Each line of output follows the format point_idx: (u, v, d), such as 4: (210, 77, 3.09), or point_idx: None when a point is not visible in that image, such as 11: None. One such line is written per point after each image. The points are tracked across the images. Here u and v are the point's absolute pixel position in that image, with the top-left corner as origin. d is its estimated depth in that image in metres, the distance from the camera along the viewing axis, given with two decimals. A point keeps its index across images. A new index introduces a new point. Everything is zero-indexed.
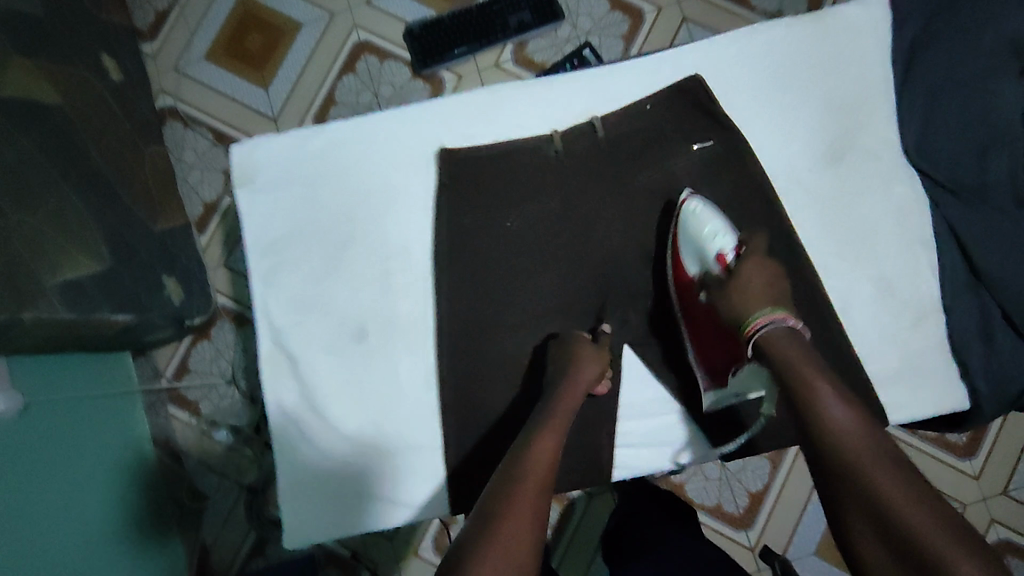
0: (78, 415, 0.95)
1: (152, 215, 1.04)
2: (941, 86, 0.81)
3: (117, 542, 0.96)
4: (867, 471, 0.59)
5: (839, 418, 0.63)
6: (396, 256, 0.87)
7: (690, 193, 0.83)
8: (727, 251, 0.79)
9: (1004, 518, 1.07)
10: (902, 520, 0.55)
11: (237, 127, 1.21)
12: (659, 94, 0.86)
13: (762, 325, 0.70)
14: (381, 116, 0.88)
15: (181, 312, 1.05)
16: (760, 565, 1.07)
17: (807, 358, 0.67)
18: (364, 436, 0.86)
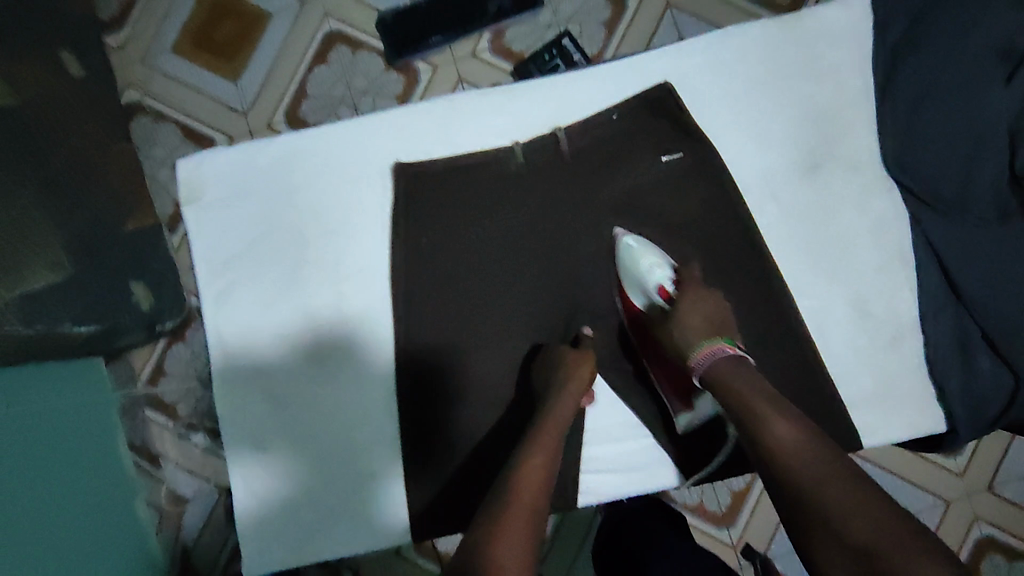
0: (60, 427, 0.91)
1: (121, 215, 0.99)
2: (924, 95, 0.77)
3: (116, 554, 0.94)
4: (821, 487, 0.56)
5: (785, 434, 0.62)
6: (351, 274, 0.84)
7: (622, 230, 0.82)
8: (667, 282, 0.79)
9: (989, 515, 1.04)
10: (863, 535, 0.52)
11: (206, 124, 1.09)
12: (626, 103, 0.82)
13: (708, 355, 0.72)
14: (333, 129, 0.86)
15: (153, 317, 1.02)
16: (742, 564, 1.04)
17: (749, 383, 0.68)
18: (322, 460, 0.83)
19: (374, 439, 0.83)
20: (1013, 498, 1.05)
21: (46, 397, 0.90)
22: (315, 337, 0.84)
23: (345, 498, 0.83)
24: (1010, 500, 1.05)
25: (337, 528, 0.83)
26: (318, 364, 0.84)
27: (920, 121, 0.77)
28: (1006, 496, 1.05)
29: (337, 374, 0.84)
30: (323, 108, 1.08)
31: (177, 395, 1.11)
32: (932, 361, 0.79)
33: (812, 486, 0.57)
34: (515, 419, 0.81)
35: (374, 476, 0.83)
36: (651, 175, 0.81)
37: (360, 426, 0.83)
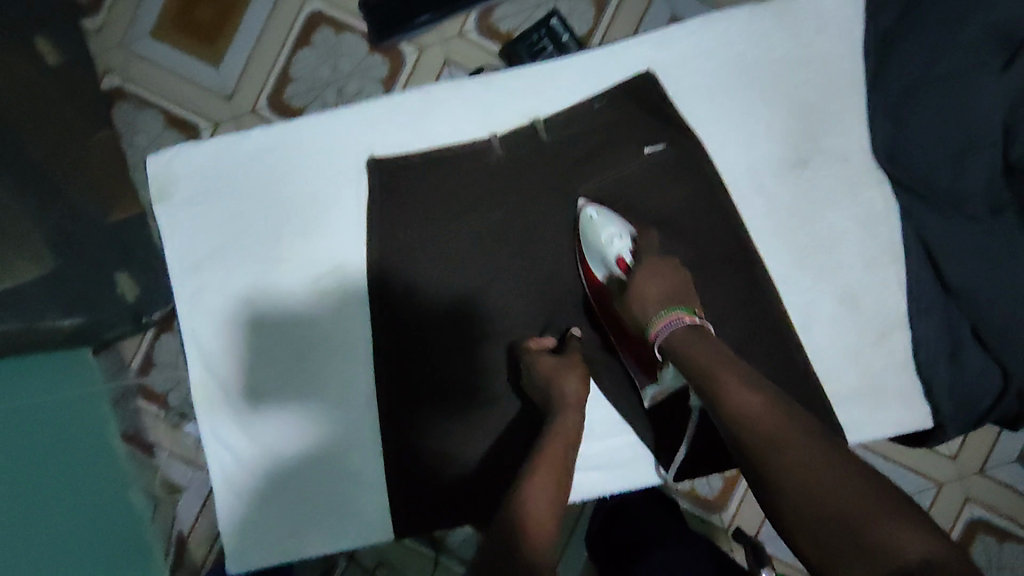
0: (48, 416, 0.92)
1: (103, 207, 1.00)
2: (915, 84, 0.74)
3: (111, 545, 0.96)
4: (787, 452, 0.55)
5: (748, 405, 0.59)
6: (328, 272, 0.82)
7: (585, 200, 0.79)
8: (626, 252, 0.75)
9: (981, 496, 1.04)
10: (832, 496, 0.50)
11: (190, 108, 1.13)
12: (607, 93, 0.80)
13: (664, 328, 0.68)
14: (307, 122, 0.84)
15: (138, 308, 1.04)
16: (733, 546, 1.07)
17: (708, 353, 0.65)
18: (303, 460, 0.82)
19: (355, 439, 0.82)
20: (1006, 482, 1.05)
21: (26, 387, 0.89)
22: (294, 336, 0.83)
23: (329, 497, 0.82)
24: (1003, 483, 1.05)
25: (321, 527, 0.82)
26: (296, 364, 0.82)
27: (911, 110, 0.74)
28: (1000, 478, 1.05)
29: (314, 373, 0.82)
30: (307, 93, 1.13)
31: (167, 384, 1.19)
32: (920, 356, 0.78)
33: (778, 450, 0.55)
34: (497, 418, 0.81)
35: (357, 475, 0.82)
36: (631, 162, 0.80)
37: (341, 425, 0.82)
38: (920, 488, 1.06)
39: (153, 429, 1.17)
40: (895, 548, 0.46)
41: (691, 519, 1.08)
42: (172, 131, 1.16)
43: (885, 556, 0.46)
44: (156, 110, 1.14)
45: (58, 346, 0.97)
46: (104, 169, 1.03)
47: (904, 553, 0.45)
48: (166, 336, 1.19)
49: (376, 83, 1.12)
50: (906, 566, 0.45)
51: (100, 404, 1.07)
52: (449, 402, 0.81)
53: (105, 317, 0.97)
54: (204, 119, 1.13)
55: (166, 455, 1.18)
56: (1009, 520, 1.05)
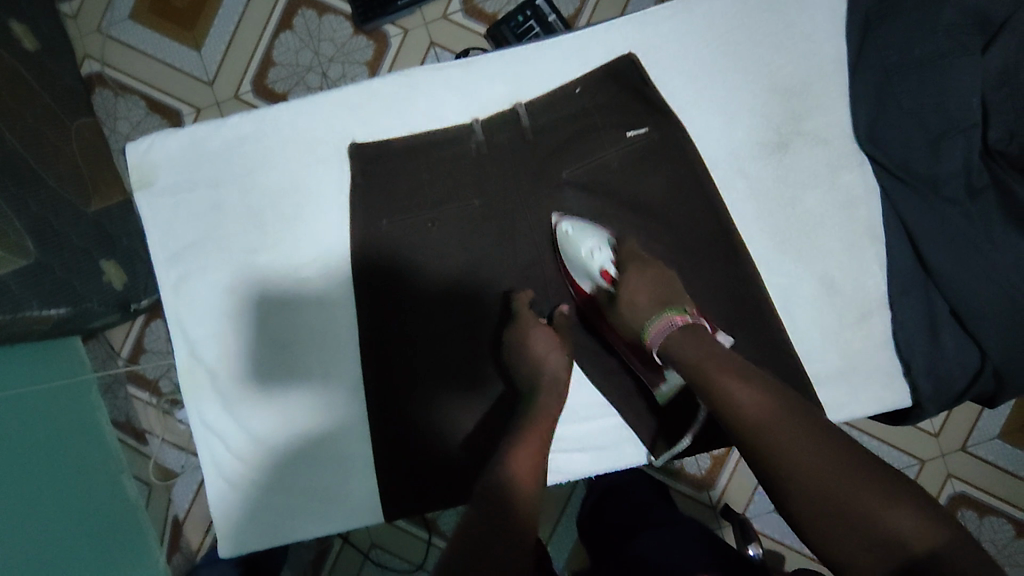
0: (37, 407, 0.92)
1: (83, 196, 0.99)
2: (896, 67, 0.75)
3: (102, 533, 0.97)
4: (789, 448, 0.57)
5: (748, 401, 0.61)
6: (313, 259, 0.82)
7: (558, 214, 0.80)
8: (609, 265, 0.77)
9: (962, 472, 1.07)
10: (837, 491, 0.53)
11: (171, 94, 1.14)
12: (589, 76, 0.80)
13: (657, 333, 0.70)
14: (286, 108, 0.83)
15: (126, 297, 1.04)
16: (721, 522, 1.09)
17: (706, 350, 0.66)
18: (292, 447, 0.83)
19: (343, 426, 0.83)
20: (987, 458, 1.07)
21: (18, 377, 0.89)
22: (280, 324, 0.83)
23: (319, 482, 0.83)
24: (984, 459, 1.07)
25: (311, 513, 0.83)
26: (282, 352, 0.83)
27: (892, 94, 0.75)
28: (981, 454, 1.07)
29: (300, 360, 0.82)
30: (290, 75, 1.14)
31: (158, 370, 1.20)
32: (900, 338, 0.78)
33: (780, 445, 0.57)
34: (483, 404, 0.81)
35: (346, 461, 0.83)
36: (613, 146, 0.79)
37: (328, 412, 0.83)
38: (903, 465, 1.08)
39: (144, 416, 1.19)
40: (902, 541, 0.50)
41: (679, 498, 1.10)
42: (153, 117, 1.15)
43: (891, 548, 0.50)
44: (138, 96, 1.15)
45: (47, 338, 0.97)
46: (85, 158, 1.02)
47: (911, 545, 0.49)
48: (156, 323, 1.20)
49: (361, 65, 1.13)
50: (913, 556, 0.49)
51: (88, 391, 1.08)
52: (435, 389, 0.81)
53: (93, 307, 0.97)
54: (185, 104, 1.14)
55: (160, 442, 1.19)
56: (991, 495, 1.07)
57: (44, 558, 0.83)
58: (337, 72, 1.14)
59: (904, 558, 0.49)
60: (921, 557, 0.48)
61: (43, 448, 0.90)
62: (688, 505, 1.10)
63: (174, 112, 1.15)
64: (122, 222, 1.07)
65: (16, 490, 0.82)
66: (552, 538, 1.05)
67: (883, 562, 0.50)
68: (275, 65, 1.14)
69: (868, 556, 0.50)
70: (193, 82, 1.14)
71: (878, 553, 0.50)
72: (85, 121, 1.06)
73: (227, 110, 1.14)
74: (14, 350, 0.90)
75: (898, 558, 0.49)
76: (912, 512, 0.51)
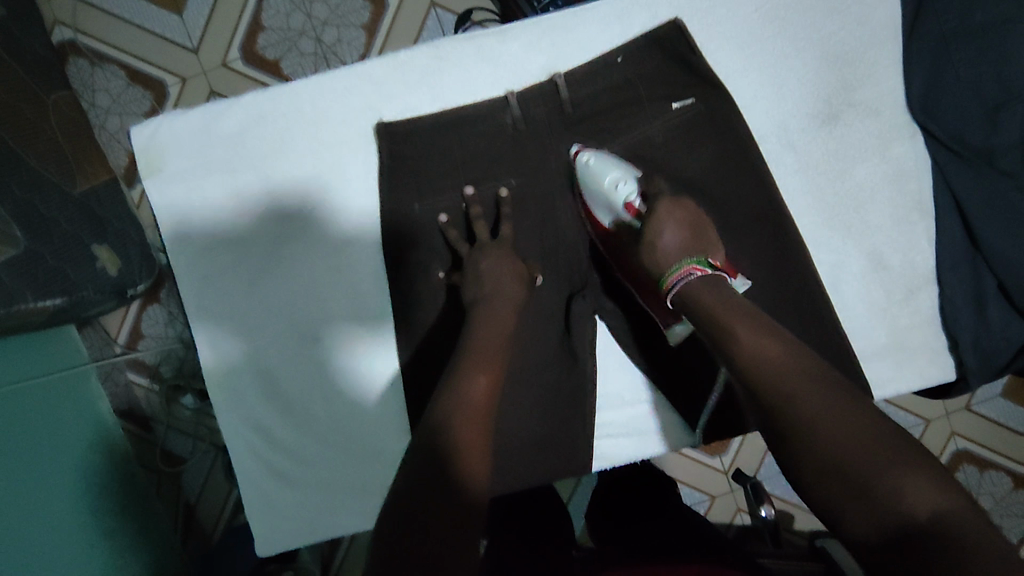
0: (33, 403, 0.86)
1: (66, 176, 0.91)
2: (954, 35, 0.72)
3: (116, 526, 0.92)
4: (799, 401, 0.51)
5: (758, 350, 0.56)
6: (344, 249, 0.78)
7: (579, 146, 0.75)
8: (634, 197, 0.71)
9: (966, 431, 1.08)
10: (837, 448, 0.47)
11: (153, 62, 1.06)
12: (631, 44, 0.76)
13: (675, 282, 0.65)
14: (303, 85, 0.78)
15: (122, 283, 0.95)
16: (733, 487, 1.10)
17: (721, 303, 0.61)
18: (328, 442, 0.79)
19: (378, 417, 0.79)
20: (989, 416, 1.08)
21: (13, 366, 0.84)
22: (306, 314, 0.78)
23: (355, 476, 0.79)
24: (987, 416, 1.08)
25: (349, 508, 0.79)
26: (311, 344, 0.79)
27: (950, 62, 0.72)
28: (984, 412, 1.08)
29: (330, 353, 0.79)
30: (281, 41, 1.06)
31: (157, 354, 1.12)
32: (946, 312, 0.76)
33: (788, 399, 0.51)
34: (529, 392, 0.77)
35: (382, 455, 0.79)
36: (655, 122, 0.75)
37: (361, 403, 0.79)
38: (908, 425, 1.09)
39: (145, 403, 1.12)
40: (901, 505, 0.43)
41: (691, 464, 1.10)
42: (136, 88, 1.07)
43: (886, 508, 0.43)
44: (116, 65, 1.06)
45: (39, 329, 0.90)
46: (66, 132, 0.93)
47: (912, 510, 0.42)
48: (152, 308, 1.13)
49: (357, 27, 1.06)
50: (913, 522, 0.42)
51: (87, 380, 1.01)
52: (430, 340, 0.76)
53: (87, 297, 0.88)
54: (169, 73, 1.06)
55: (164, 428, 1.13)
56: (993, 451, 1.08)
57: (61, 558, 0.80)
58: (332, 36, 1.06)
59: (901, 523, 0.42)
60: (923, 525, 0.41)
61: (49, 440, 0.86)
62: (698, 470, 1.10)
63: (157, 83, 1.06)
64: (110, 203, 0.99)
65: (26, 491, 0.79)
66: (570, 500, 1.06)
67: (873, 522, 0.43)
68: (263, 30, 1.05)
69: (865, 519, 0.44)
70: (176, 50, 1.06)
71: (874, 514, 0.43)
72: (61, 93, 0.96)
73: (216, 79, 1.06)
74: (8, 341, 0.84)
75: (893, 523, 0.42)
76: (925, 477, 0.43)
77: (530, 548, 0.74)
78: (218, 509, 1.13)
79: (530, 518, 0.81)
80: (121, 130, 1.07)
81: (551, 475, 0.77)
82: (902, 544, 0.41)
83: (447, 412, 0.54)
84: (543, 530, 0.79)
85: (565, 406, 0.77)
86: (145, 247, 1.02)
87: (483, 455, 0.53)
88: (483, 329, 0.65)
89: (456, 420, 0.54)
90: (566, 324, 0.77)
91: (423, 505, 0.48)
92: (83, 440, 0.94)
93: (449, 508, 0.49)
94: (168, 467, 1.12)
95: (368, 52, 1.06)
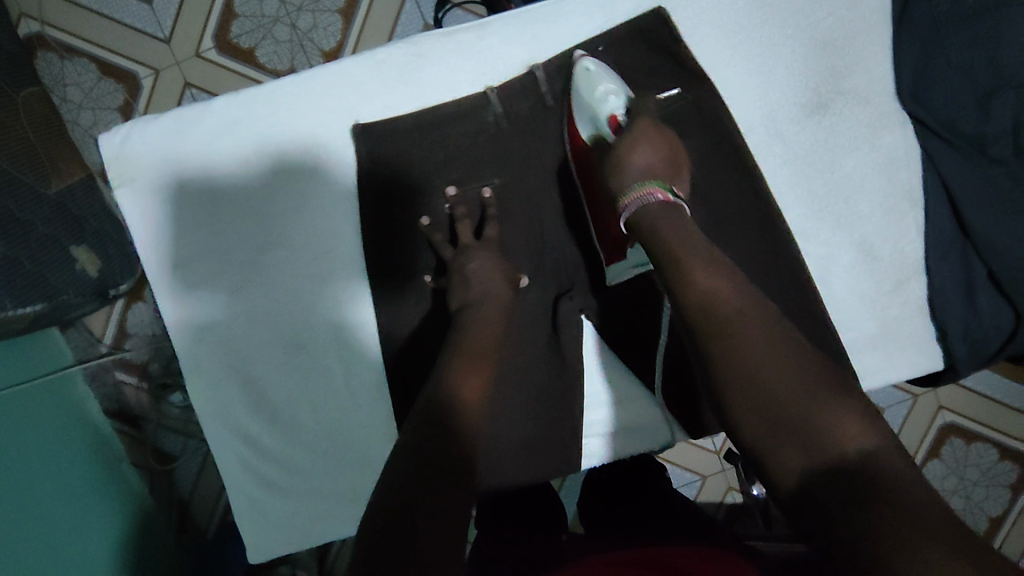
0: (19, 410, 0.84)
1: (42, 176, 0.86)
2: (946, 19, 0.71)
3: (115, 528, 0.90)
4: (737, 339, 0.47)
5: (706, 281, 0.52)
6: (328, 255, 0.77)
7: (584, 53, 0.73)
8: (620, 112, 0.69)
9: (953, 405, 1.08)
10: (774, 387, 0.44)
11: (124, 54, 1.02)
12: (612, 33, 0.74)
13: (633, 202, 0.61)
14: (277, 85, 0.76)
15: (102, 283, 0.92)
16: (724, 466, 1.11)
17: (676, 233, 0.57)
18: (318, 448, 0.78)
19: (368, 425, 0.78)
20: (977, 389, 1.08)
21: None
22: (288, 320, 0.77)
23: (345, 483, 0.78)
24: (974, 389, 1.08)
25: (342, 514, 0.78)
26: (296, 352, 0.77)
27: (939, 46, 0.71)
28: (970, 385, 1.09)
29: (317, 360, 0.77)
30: (255, 29, 1.02)
31: (144, 354, 1.10)
32: (935, 302, 0.75)
33: (727, 337, 0.48)
34: (520, 393, 0.75)
35: (372, 460, 0.78)
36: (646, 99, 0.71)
37: (350, 412, 0.77)
38: (897, 402, 1.09)
39: (134, 400, 1.11)
40: (831, 440, 0.41)
41: (684, 446, 1.11)
42: (107, 81, 1.02)
43: (819, 441, 0.41)
44: (86, 57, 1.02)
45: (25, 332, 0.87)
46: (39, 134, 0.88)
47: (841, 446, 0.41)
48: (136, 305, 1.11)
49: (332, 13, 1.02)
50: (843, 459, 0.40)
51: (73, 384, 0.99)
52: (415, 345, 0.74)
53: (68, 300, 0.87)
54: (142, 64, 1.02)
55: (155, 427, 1.11)
56: (980, 425, 1.08)
57: (63, 562, 0.78)
58: (307, 22, 1.02)
59: (828, 459, 0.40)
60: (850, 462, 0.40)
61: (46, 445, 0.85)
62: (689, 451, 1.11)
63: (129, 75, 1.02)
64: (87, 201, 0.94)
65: (26, 498, 0.77)
66: (562, 487, 1.06)
67: (808, 457, 0.41)
68: (237, 18, 1.02)
69: (794, 455, 0.42)
70: (148, 41, 1.02)
71: (805, 451, 0.41)
72: (32, 88, 0.91)
73: (190, 71, 1.02)
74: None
75: (822, 457, 0.41)
76: (852, 414, 0.42)
77: (529, 532, 0.73)
78: (211, 510, 1.11)
79: (532, 499, 0.81)
80: (94, 126, 1.03)
81: (546, 474, 0.76)
82: (832, 481, 0.39)
83: (435, 404, 0.54)
84: (536, 515, 0.77)
85: (556, 406, 0.76)
86: (123, 244, 0.97)
87: (471, 441, 0.52)
88: (472, 328, 0.62)
89: (441, 416, 0.53)
90: (554, 324, 0.76)
91: (406, 490, 0.47)
92: (78, 446, 0.92)
93: (440, 501, 0.47)
94: (160, 465, 1.10)
95: (345, 40, 1.02)
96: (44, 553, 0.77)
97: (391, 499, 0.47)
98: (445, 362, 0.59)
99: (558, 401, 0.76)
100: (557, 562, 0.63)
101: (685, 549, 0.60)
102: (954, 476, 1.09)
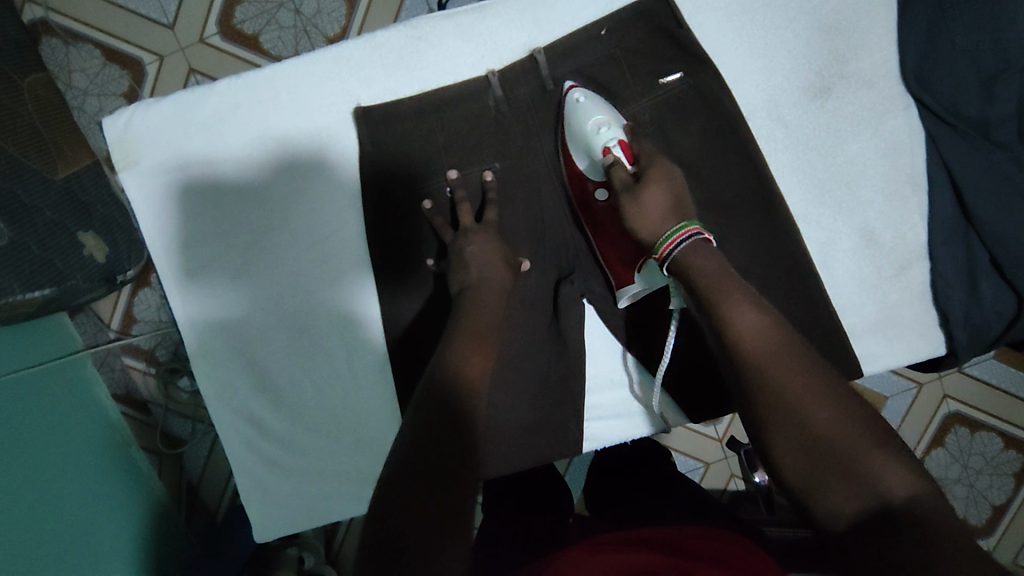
0: (32, 394, 0.85)
1: (50, 161, 0.87)
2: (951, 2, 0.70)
3: (123, 509, 0.91)
4: (779, 378, 0.47)
5: (746, 320, 0.51)
6: (329, 239, 0.77)
7: (572, 83, 0.74)
8: (612, 142, 0.69)
9: (958, 394, 1.08)
10: (825, 426, 0.45)
11: (129, 39, 1.02)
12: (613, 17, 0.74)
13: (681, 242, 0.58)
14: (277, 69, 0.77)
15: (110, 268, 0.93)
16: (727, 453, 1.11)
17: (717, 267, 0.56)
18: (322, 429, 0.79)
19: (370, 407, 0.79)
20: (982, 377, 1.08)
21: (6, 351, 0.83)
22: (291, 304, 0.78)
23: (349, 464, 0.79)
24: (980, 377, 1.08)
25: (347, 494, 0.79)
26: (298, 336, 0.78)
27: (944, 31, 0.71)
28: (976, 374, 1.08)
29: (318, 344, 0.78)
30: (259, 14, 1.02)
31: (152, 340, 1.11)
32: (937, 287, 0.75)
33: (769, 370, 0.48)
34: (520, 378, 0.76)
35: (374, 441, 0.79)
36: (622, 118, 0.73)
37: (353, 394, 0.78)
38: (901, 390, 1.09)
39: (142, 385, 1.12)
40: (881, 484, 0.42)
41: (688, 433, 1.11)
42: (112, 68, 1.03)
43: (867, 487, 0.43)
44: (91, 44, 1.02)
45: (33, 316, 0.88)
46: (44, 119, 0.88)
47: (890, 492, 0.42)
48: (144, 291, 1.12)
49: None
50: (890, 502, 0.42)
51: (83, 368, 1.01)
52: (417, 328, 0.75)
53: (76, 285, 0.87)
54: (147, 49, 1.02)
55: (163, 411, 1.12)
56: (985, 413, 1.08)
57: (74, 541, 0.80)
58: (311, 7, 1.02)
59: (875, 501, 0.42)
60: (899, 508, 0.41)
61: (55, 426, 0.86)
62: (693, 438, 1.11)
63: (134, 61, 1.03)
64: (94, 187, 0.94)
65: (39, 478, 0.79)
66: (567, 472, 1.07)
67: (856, 499, 0.43)
68: (241, 3, 1.02)
69: (841, 494, 0.43)
70: (152, 27, 1.02)
71: (853, 492, 0.43)
72: (38, 74, 0.91)
73: (194, 56, 1.02)
74: (6, 332, 0.84)
75: (870, 498, 0.42)
76: (899, 461, 0.43)
77: (535, 514, 0.72)
78: (221, 489, 1.13)
79: (537, 481, 0.81)
80: (99, 112, 1.04)
81: (545, 457, 0.77)
82: (880, 524, 0.41)
83: (436, 387, 0.54)
84: (540, 495, 0.77)
85: (555, 391, 0.77)
86: (131, 229, 0.98)
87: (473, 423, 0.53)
88: (470, 310, 0.63)
89: (437, 399, 0.53)
90: (554, 309, 0.76)
91: (412, 468, 0.48)
92: (82, 426, 0.93)
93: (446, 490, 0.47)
94: (170, 450, 1.12)
95: (349, 24, 1.02)
96: (55, 533, 0.78)
97: (392, 479, 0.48)
98: (444, 346, 0.59)
99: (557, 384, 0.77)
100: (561, 540, 0.63)
101: (687, 530, 0.60)
102: (958, 464, 1.09)
